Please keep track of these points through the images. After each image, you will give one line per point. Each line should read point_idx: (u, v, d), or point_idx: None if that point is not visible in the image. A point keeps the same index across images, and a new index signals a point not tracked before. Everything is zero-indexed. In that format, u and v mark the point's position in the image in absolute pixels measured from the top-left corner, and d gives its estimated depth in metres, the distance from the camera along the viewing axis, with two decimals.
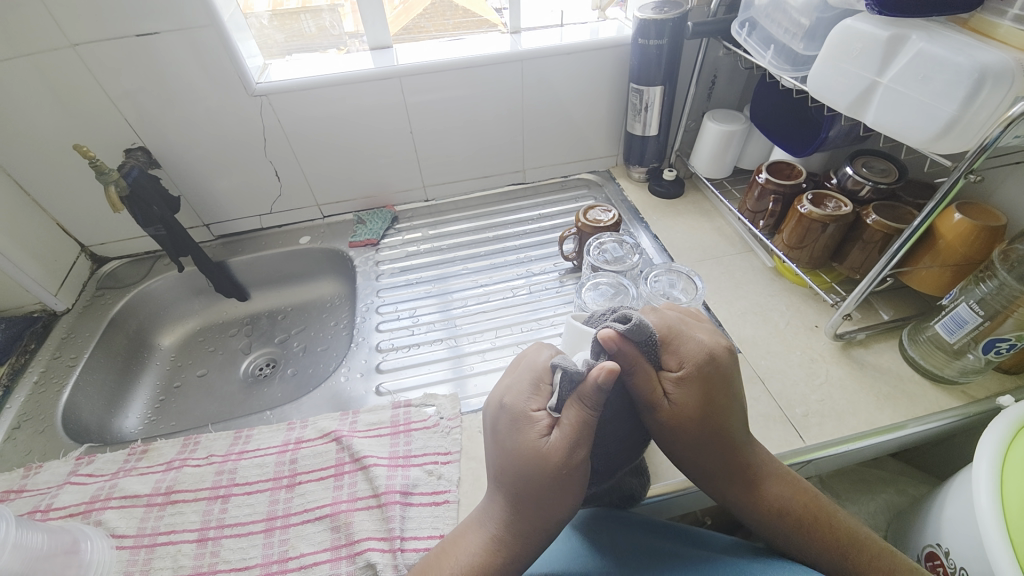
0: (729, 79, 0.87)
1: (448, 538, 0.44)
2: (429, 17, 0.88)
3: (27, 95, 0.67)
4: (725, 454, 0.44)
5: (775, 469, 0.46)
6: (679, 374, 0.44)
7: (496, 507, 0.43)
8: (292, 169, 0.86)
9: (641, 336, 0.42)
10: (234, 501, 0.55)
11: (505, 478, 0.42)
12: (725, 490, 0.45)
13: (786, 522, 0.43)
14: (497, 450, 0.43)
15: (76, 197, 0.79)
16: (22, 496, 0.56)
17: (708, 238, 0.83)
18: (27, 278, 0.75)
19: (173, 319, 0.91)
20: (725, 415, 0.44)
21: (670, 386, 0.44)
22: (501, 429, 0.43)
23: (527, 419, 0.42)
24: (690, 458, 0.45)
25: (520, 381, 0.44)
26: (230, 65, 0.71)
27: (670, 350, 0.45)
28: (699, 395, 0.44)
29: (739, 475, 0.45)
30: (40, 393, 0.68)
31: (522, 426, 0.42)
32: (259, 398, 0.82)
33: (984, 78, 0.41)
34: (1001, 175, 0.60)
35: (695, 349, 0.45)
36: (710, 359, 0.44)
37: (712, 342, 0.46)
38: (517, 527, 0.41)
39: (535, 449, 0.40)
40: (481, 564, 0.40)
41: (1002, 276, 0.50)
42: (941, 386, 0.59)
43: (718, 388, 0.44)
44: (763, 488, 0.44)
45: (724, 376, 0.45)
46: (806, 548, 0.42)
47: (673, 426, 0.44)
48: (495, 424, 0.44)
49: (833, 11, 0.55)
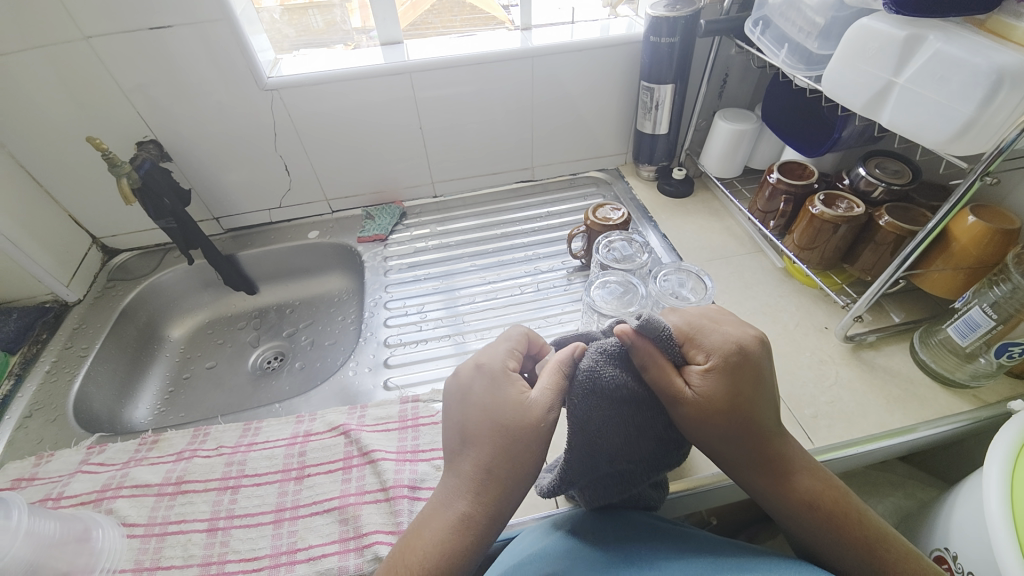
0: (741, 77, 0.87)
1: (410, 530, 0.41)
2: (436, 13, 0.88)
3: (39, 87, 0.68)
4: (750, 442, 0.43)
5: (805, 460, 0.45)
6: (706, 366, 0.43)
7: (465, 482, 0.41)
8: (302, 164, 0.86)
9: (655, 331, 0.43)
10: (244, 492, 0.56)
11: (482, 445, 0.41)
12: (754, 481, 0.44)
13: (814, 516, 0.42)
14: (472, 414, 0.43)
15: (90, 190, 0.80)
16: (33, 484, 0.57)
17: (718, 238, 0.82)
18: (41, 269, 0.75)
19: (183, 311, 0.91)
20: (754, 409, 0.43)
21: (694, 378, 0.43)
22: (478, 394, 0.44)
23: (506, 377, 0.44)
24: (718, 445, 0.43)
25: (496, 346, 0.47)
26: (242, 60, 0.71)
27: (693, 344, 0.45)
28: (725, 387, 0.42)
29: (767, 464, 0.43)
30: (52, 382, 0.69)
31: (503, 386, 0.43)
32: (268, 390, 0.82)
33: (1003, 79, 0.40)
34: (1017, 178, 0.59)
35: (720, 342, 0.44)
36: (739, 350, 0.43)
37: (741, 334, 0.45)
38: (489, 497, 0.40)
39: (518, 402, 0.42)
40: (449, 543, 0.38)
41: (1016, 278, 0.49)
42: (951, 389, 0.59)
43: (747, 378, 0.43)
44: (792, 480, 0.43)
45: (753, 367, 0.43)
46: (832, 545, 0.42)
47: (700, 421, 0.42)
48: (469, 388, 0.45)
49: (849, 10, 0.55)
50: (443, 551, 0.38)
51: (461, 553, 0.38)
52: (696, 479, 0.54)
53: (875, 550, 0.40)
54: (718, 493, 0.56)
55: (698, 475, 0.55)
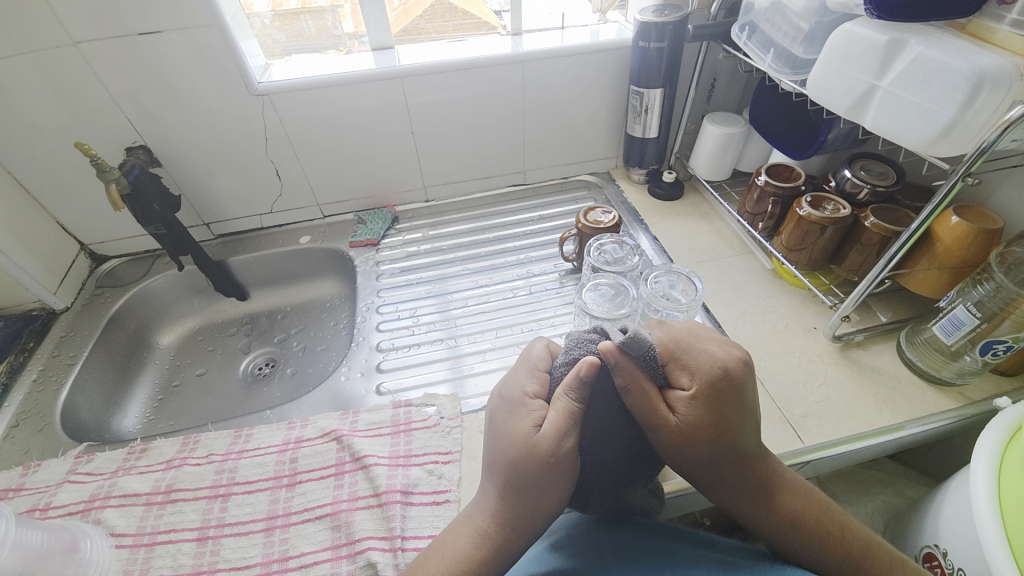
0: (729, 82, 0.88)
1: (439, 536, 0.44)
2: (428, 19, 0.88)
3: (26, 93, 0.67)
4: (730, 464, 0.43)
5: (787, 478, 0.45)
6: (691, 393, 0.43)
7: (487, 499, 0.43)
8: (293, 169, 0.86)
9: (639, 350, 0.43)
10: (235, 500, 0.55)
11: (498, 468, 0.43)
12: (737, 504, 0.44)
13: (800, 534, 0.43)
14: (494, 440, 0.45)
15: (78, 197, 0.79)
16: (20, 494, 0.56)
17: (707, 240, 0.83)
18: (27, 277, 0.74)
19: (173, 318, 0.90)
20: (735, 431, 0.43)
21: (680, 405, 0.43)
22: (499, 420, 0.46)
23: (523, 403, 0.46)
24: (701, 469, 0.44)
25: (520, 373, 0.49)
26: (233, 65, 0.71)
27: (679, 365, 0.45)
28: (710, 413, 0.43)
29: (751, 487, 0.44)
30: (39, 391, 0.68)
31: (519, 414, 0.45)
32: (259, 397, 0.82)
33: (982, 81, 0.41)
34: (999, 179, 0.60)
35: (706, 363, 0.45)
36: (725, 374, 0.44)
37: (725, 356, 0.45)
38: (509, 517, 0.42)
39: (526, 433, 0.43)
40: (466, 556, 0.40)
41: (999, 278, 0.50)
42: (939, 388, 0.59)
43: (732, 405, 0.43)
44: (776, 499, 0.44)
45: (737, 390, 0.44)
46: (820, 561, 0.42)
47: (682, 444, 0.43)
48: (494, 415, 0.47)
49: (833, 15, 0.56)
50: (459, 562, 0.40)
51: (473, 567, 0.40)
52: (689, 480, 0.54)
53: (861, 562, 0.41)
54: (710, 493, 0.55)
55: None
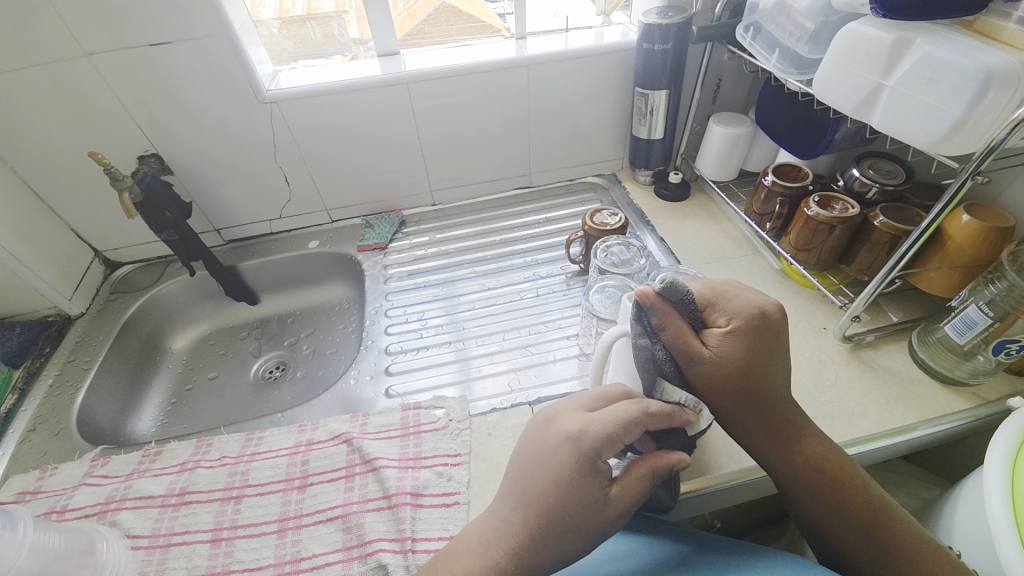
0: (734, 82, 0.88)
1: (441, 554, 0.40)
2: (432, 22, 0.89)
3: (42, 104, 0.69)
4: (762, 411, 0.45)
5: (819, 432, 0.46)
6: (727, 329, 0.43)
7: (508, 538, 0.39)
8: (301, 174, 0.87)
9: (678, 295, 0.43)
10: (247, 502, 0.56)
11: (537, 520, 0.38)
12: (765, 447, 0.45)
13: (825, 489, 0.43)
14: (541, 484, 0.38)
15: (92, 204, 0.81)
16: (38, 497, 0.57)
17: (715, 241, 0.83)
18: (43, 283, 0.76)
19: (184, 323, 0.92)
20: (765, 373, 0.44)
21: (713, 340, 0.43)
22: (554, 467, 0.38)
23: (593, 468, 0.38)
24: (734, 413, 0.45)
25: (598, 428, 0.38)
26: (241, 72, 0.72)
27: (715, 308, 0.45)
28: (745, 349, 0.43)
29: (780, 435, 0.45)
30: (55, 396, 0.69)
31: (584, 477, 0.38)
32: (270, 400, 0.82)
33: (990, 80, 0.41)
34: (1009, 176, 0.60)
35: (742, 307, 0.44)
36: (761, 314, 0.44)
37: (763, 299, 0.45)
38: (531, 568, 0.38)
39: (591, 505, 0.37)
40: None
41: (1011, 277, 0.50)
42: (952, 388, 0.59)
43: (768, 342, 0.44)
44: (804, 451, 0.45)
45: (772, 330, 0.44)
46: (841, 519, 0.43)
47: (715, 380, 0.43)
48: (551, 457, 0.39)
49: (838, 14, 0.56)
50: None
51: None
52: (699, 482, 0.54)
53: (879, 523, 0.42)
54: (722, 495, 0.55)
55: (701, 477, 0.54)
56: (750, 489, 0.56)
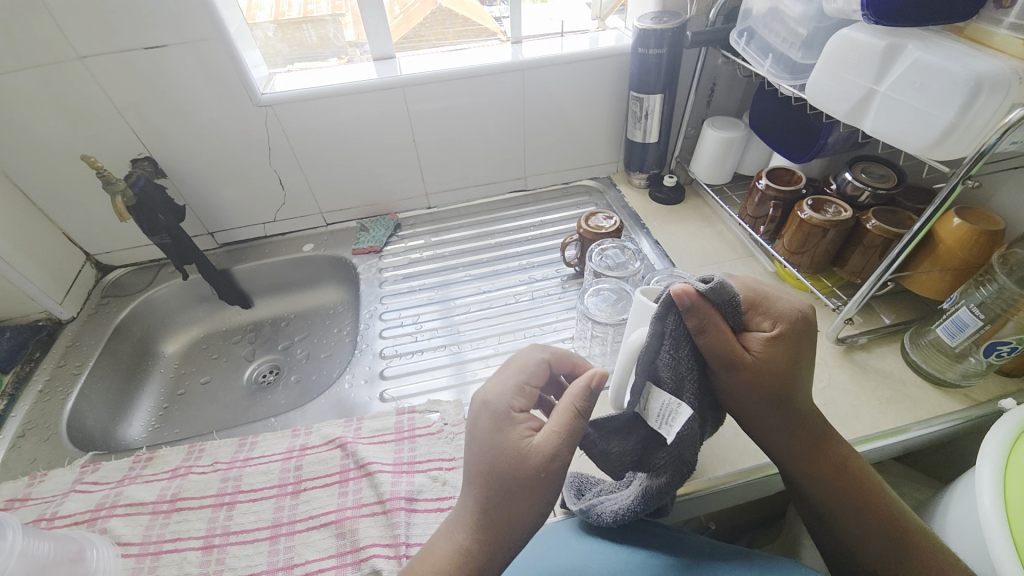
0: (728, 86, 0.88)
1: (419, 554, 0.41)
2: (429, 25, 0.89)
3: (33, 107, 0.68)
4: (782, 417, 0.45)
5: (839, 435, 0.47)
6: (772, 333, 0.42)
7: (465, 513, 0.41)
8: (296, 177, 0.87)
9: (724, 297, 0.39)
10: (240, 508, 0.55)
11: (476, 482, 0.40)
12: (788, 446, 0.46)
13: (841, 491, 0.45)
14: (471, 450, 0.42)
15: (83, 208, 0.80)
16: (26, 505, 0.56)
17: (709, 244, 0.83)
18: (34, 288, 0.75)
19: (176, 328, 0.91)
20: (798, 376, 0.43)
21: (756, 344, 0.42)
22: (476, 431, 0.42)
23: (509, 419, 0.41)
24: (757, 418, 0.45)
25: (507, 382, 0.44)
26: (235, 75, 0.72)
27: (759, 310, 0.43)
28: (786, 354, 0.42)
29: (800, 439, 0.45)
30: (45, 402, 0.68)
31: (502, 429, 0.41)
32: (263, 405, 0.82)
33: (981, 86, 0.42)
34: (1000, 180, 0.60)
35: (785, 309, 0.43)
36: (806, 318, 0.42)
37: (804, 302, 0.43)
38: (490, 535, 0.39)
39: (517, 451, 0.39)
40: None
41: (1002, 280, 0.50)
42: (944, 390, 0.59)
43: (808, 346, 0.43)
44: (822, 455, 0.45)
45: (813, 334, 0.43)
46: (855, 518, 0.44)
47: (750, 382, 0.42)
48: (473, 423, 0.43)
49: (830, 20, 0.56)
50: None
51: None
52: (693, 485, 0.54)
53: (891, 524, 0.43)
54: (717, 498, 0.55)
55: (697, 480, 0.54)
56: (745, 491, 0.56)
